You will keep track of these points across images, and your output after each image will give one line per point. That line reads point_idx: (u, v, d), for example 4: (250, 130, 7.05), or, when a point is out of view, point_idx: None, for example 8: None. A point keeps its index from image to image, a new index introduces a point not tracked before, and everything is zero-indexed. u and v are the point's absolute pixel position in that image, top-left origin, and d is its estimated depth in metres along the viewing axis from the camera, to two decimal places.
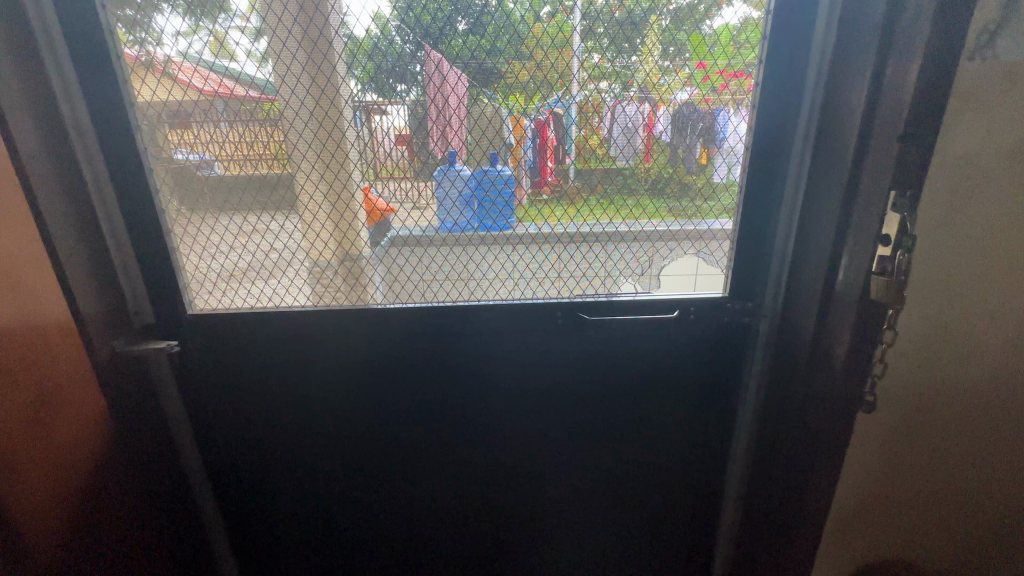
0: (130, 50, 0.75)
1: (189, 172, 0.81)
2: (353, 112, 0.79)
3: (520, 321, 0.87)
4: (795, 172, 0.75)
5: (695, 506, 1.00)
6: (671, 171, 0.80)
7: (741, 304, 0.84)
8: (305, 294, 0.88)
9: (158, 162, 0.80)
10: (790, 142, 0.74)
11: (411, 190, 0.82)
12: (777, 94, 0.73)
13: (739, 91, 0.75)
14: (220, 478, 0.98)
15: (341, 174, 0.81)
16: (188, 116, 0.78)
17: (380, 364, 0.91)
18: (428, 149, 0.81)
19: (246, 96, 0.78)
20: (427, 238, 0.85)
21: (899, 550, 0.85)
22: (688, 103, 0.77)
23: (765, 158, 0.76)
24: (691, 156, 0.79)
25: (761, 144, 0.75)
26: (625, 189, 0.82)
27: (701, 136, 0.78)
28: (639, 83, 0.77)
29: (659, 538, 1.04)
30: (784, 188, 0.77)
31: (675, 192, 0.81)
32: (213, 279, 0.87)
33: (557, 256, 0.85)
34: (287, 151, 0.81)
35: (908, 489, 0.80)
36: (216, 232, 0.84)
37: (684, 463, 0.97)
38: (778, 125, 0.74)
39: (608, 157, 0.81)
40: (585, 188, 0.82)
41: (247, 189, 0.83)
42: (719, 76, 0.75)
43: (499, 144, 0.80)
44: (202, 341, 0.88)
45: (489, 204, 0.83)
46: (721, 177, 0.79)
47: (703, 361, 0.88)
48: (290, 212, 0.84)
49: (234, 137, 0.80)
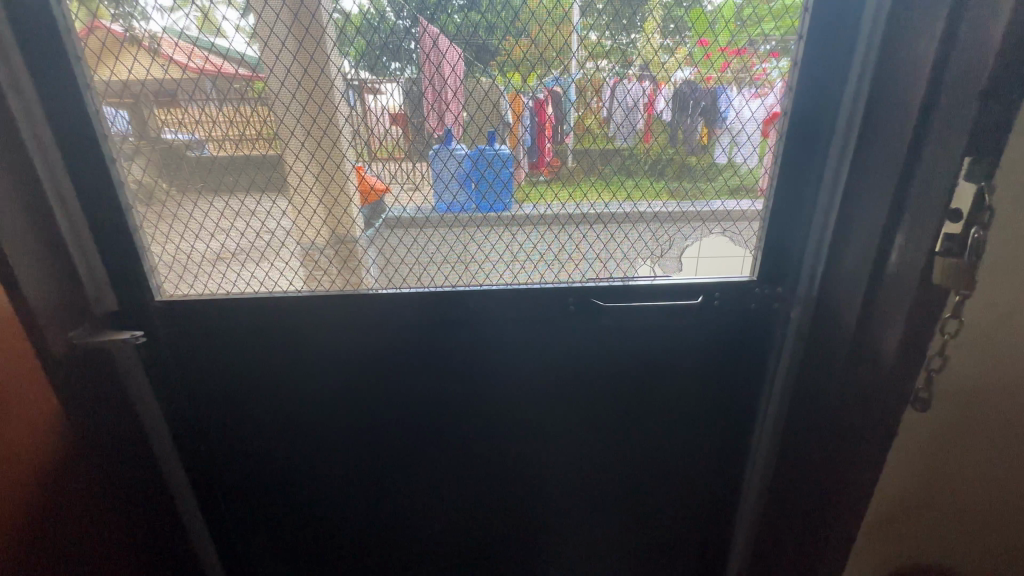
0: (114, 25, 0.67)
1: (173, 154, 0.73)
2: (344, 90, 0.71)
3: (524, 308, 0.79)
4: (839, 144, 0.66)
5: (713, 505, 0.94)
6: (672, 152, 0.73)
7: (770, 289, 0.76)
8: (299, 276, 0.80)
9: (137, 140, 0.72)
10: (836, 106, 0.66)
11: (410, 172, 0.74)
12: (825, 47, 0.64)
13: (741, 70, 0.69)
14: (202, 479, 0.91)
15: (332, 152, 0.73)
16: (175, 95, 0.70)
17: (376, 356, 0.84)
18: (422, 124, 0.73)
19: (235, 74, 0.70)
20: (423, 217, 0.77)
21: (942, 552, 0.79)
22: (690, 82, 0.70)
23: (804, 129, 0.67)
24: (692, 135, 0.72)
25: (804, 105, 0.66)
26: (627, 170, 0.75)
27: (703, 114, 0.71)
28: (641, 62, 0.70)
29: (670, 538, 0.99)
30: (826, 163, 0.68)
31: (680, 174, 0.74)
32: (180, 267, 0.79)
33: (563, 239, 0.78)
34: (275, 129, 0.72)
35: (956, 489, 0.75)
36: (196, 213, 0.76)
37: (702, 461, 0.91)
38: (824, 83, 0.65)
39: (606, 138, 0.73)
40: (588, 169, 0.75)
41: (238, 170, 0.74)
42: (720, 54, 0.68)
43: (498, 122, 0.72)
44: (175, 331, 0.80)
45: (487, 184, 0.75)
46: (723, 159, 0.73)
47: (725, 351, 0.81)
48: (278, 195, 0.76)
49: (228, 117, 0.71)
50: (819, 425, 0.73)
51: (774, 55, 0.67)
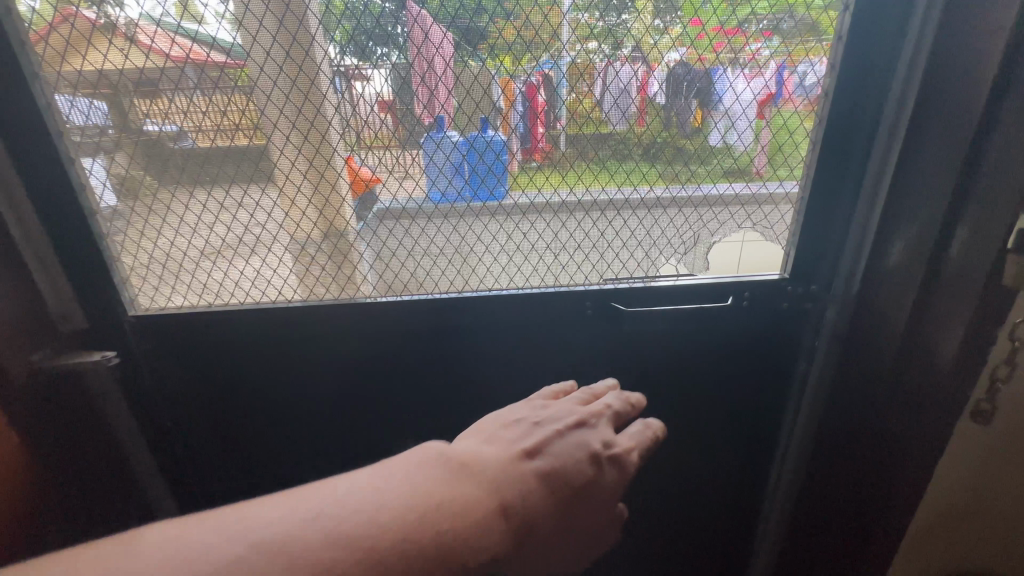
0: (88, 12, 0.59)
1: (158, 147, 0.65)
2: (331, 78, 0.64)
3: (542, 313, 0.76)
4: (887, 124, 0.61)
5: (733, 507, 0.91)
6: (665, 135, 0.68)
7: (804, 287, 0.72)
8: (293, 284, 0.74)
9: (117, 132, 0.64)
10: (884, 82, 0.61)
11: (399, 160, 0.68)
12: (874, 17, 0.58)
13: (735, 51, 0.63)
14: (194, 499, 0.86)
15: (322, 145, 0.67)
16: (156, 85, 0.63)
17: (378, 364, 0.79)
18: (412, 114, 0.66)
19: (216, 63, 0.62)
20: (428, 214, 0.72)
21: (981, 549, 0.81)
22: (683, 64, 0.64)
23: (848, 109, 0.63)
24: (686, 119, 0.67)
25: (846, 84, 0.61)
26: (620, 154, 0.69)
27: (696, 96, 0.66)
28: (632, 43, 0.64)
29: (685, 544, 0.95)
30: (871, 150, 0.64)
31: (674, 159, 0.69)
32: (156, 278, 0.72)
33: (580, 240, 0.74)
34: (261, 121, 0.65)
35: (1003, 491, 0.75)
36: (169, 224, 0.69)
37: (723, 463, 0.87)
38: (870, 59, 0.60)
39: (602, 121, 0.67)
40: (578, 157, 0.69)
41: (225, 163, 0.67)
42: (715, 34, 0.63)
43: (489, 109, 0.66)
44: (153, 346, 0.74)
45: (483, 171, 0.69)
46: (717, 142, 0.68)
47: (751, 350, 0.78)
48: (267, 185, 0.68)
49: (214, 107, 0.64)
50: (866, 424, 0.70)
51: (768, 35, 0.62)
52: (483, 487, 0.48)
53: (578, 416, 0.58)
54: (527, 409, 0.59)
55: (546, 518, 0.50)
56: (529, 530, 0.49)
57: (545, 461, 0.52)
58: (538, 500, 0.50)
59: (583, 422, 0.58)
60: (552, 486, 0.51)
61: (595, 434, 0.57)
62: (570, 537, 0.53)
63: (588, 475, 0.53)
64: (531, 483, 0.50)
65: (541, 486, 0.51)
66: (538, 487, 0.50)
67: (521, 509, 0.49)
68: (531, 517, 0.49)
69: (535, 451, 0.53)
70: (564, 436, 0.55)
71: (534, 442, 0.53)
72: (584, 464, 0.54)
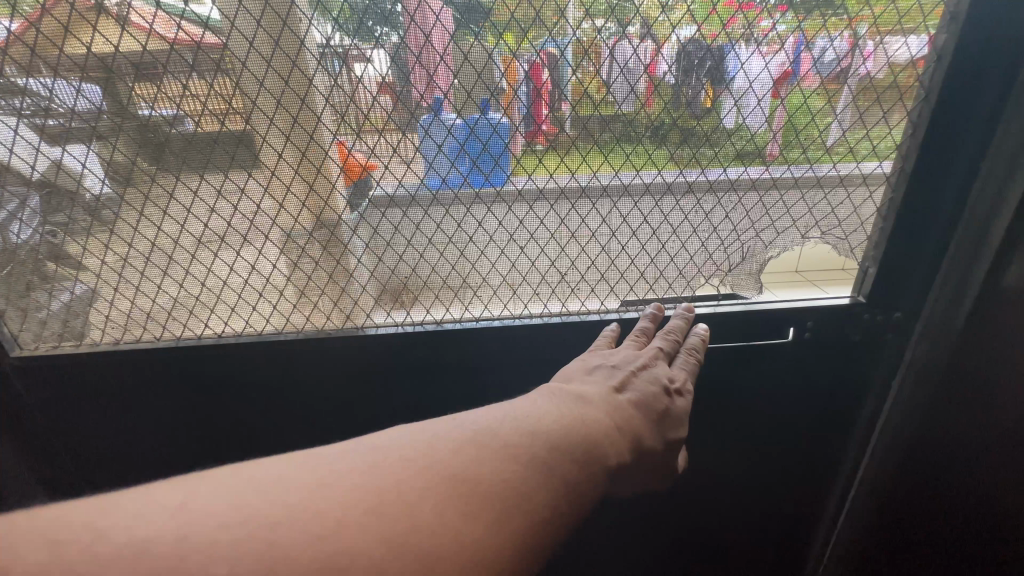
0: None
1: (152, 133, 0.51)
2: (311, 58, 0.50)
3: (551, 339, 0.65)
4: (1015, 109, 0.52)
5: (765, 510, 0.85)
6: (675, 116, 0.55)
7: (886, 300, 0.64)
8: (279, 302, 0.63)
9: (114, 117, 0.50)
10: (1014, 58, 0.50)
11: (382, 145, 0.54)
12: None
13: (748, 27, 0.51)
14: None
15: (299, 136, 0.53)
16: (136, 61, 0.48)
17: (358, 385, 0.68)
18: (409, 92, 0.52)
19: (131, 29, 0.47)
20: (394, 221, 0.59)
21: None
22: (695, 41, 0.51)
23: (969, 90, 0.52)
24: (696, 97, 0.54)
25: (965, 60, 0.50)
26: (625, 137, 0.55)
27: (708, 74, 0.53)
28: (641, 17, 0.50)
29: (710, 549, 0.89)
30: (989, 137, 0.54)
31: (681, 142, 0.56)
32: (50, 312, 0.59)
33: (609, 250, 0.62)
34: (238, 100, 0.51)
35: None
36: (73, 237, 0.56)
37: (754, 471, 0.81)
38: (1002, 29, 0.49)
39: (608, 102, 0.53)
40: (584, 139, 0.55)
41: (138, 154, 0.52)
42: (728, 7, 0.50)
43: (490, 85, 0.52)
44: (74, 386, 0.61)
45: (479, 158, 0.56)
46: (730, 122, 0.55)
47: (803, 369, 0.70)
48: (200, 175, 0.54)
49: (192, 87, 0.50)
50: (944, 418, 0.68)
51: (783, 8, 0.50)
52: (598, 411, 0.46)
53: (645, 355, 0.56)
54: (596, 355, 0.56)
55: (652, 441, 0.49)
56: (637, 456, 0.48)
57: (635, 393, 0.51)
58: (638, 426, 0.49)
59: (647, 363, 0.55)
60: (639, 415, 0.50)
61: (662, 369, 0.55)
62: (664, 463, 0.52)
63: (663, 407, 0.52)
64: (628, 411, 0.49)
65: (638, 413, 0.49)
66: (639, 416, 0.49)
67: (631, 431, 0.47)
68: (641, 440, 0.48)
69: (622, 386, 0.51)
70: (641, 371, 0.53)
71: (620, 378, 0.51)
72: (661, 396, 0.52)
